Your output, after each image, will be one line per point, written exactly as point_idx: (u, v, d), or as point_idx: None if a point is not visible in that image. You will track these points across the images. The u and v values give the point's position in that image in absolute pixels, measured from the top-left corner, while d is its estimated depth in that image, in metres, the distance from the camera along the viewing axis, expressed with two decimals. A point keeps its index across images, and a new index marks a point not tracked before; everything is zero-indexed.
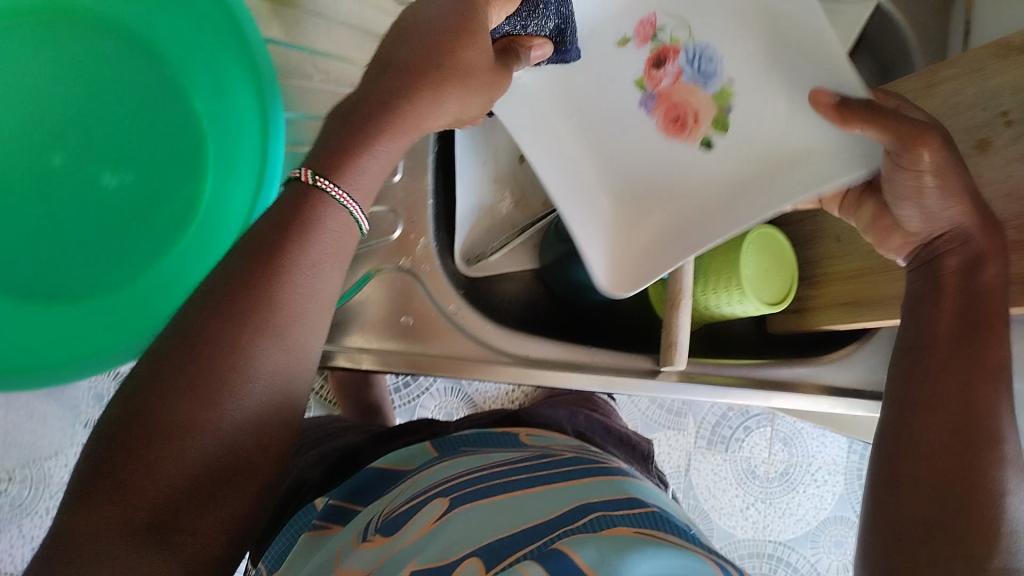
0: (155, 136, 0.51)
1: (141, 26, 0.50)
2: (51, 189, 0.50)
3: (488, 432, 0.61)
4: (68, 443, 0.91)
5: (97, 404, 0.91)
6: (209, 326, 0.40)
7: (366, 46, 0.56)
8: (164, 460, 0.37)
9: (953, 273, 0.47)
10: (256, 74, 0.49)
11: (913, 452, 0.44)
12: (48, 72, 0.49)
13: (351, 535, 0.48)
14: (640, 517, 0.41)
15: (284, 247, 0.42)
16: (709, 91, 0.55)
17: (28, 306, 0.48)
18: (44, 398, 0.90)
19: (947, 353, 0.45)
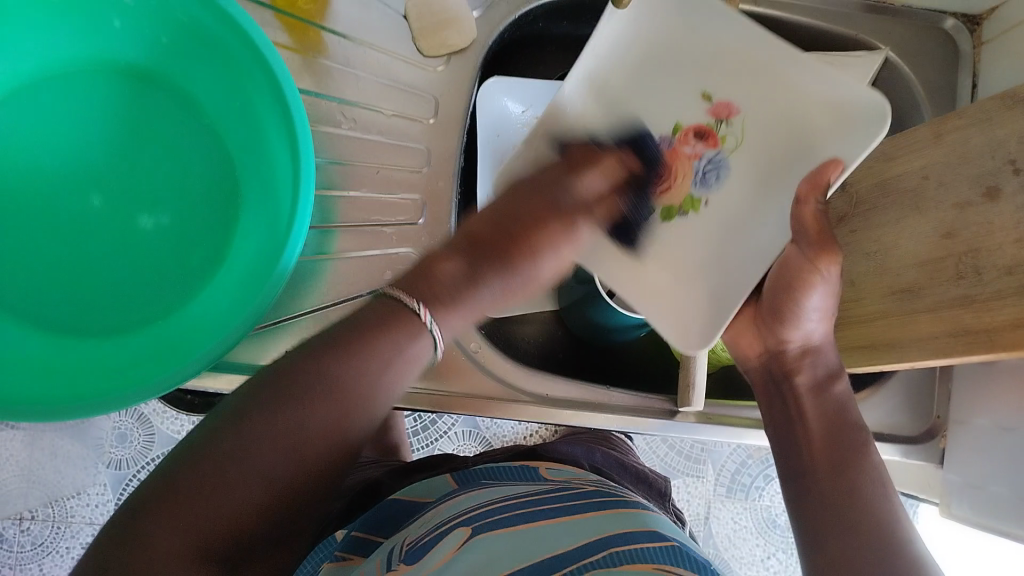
0: (189, 181, 0.54)
1: (184, 81, 0.54)
2: (90, 229, 0.52)
3: (507, 466, 0.62)
4: (90, 482, 0.92)
5: (121, 444, 0.92)
6: (262, 390, 0.41)
7: (393, 95, 0.59)
8: (223, 514, 0.39)
9: (807, 394, 0.52)
10: (286, 118, 0.50)
11: (817, 550, 0.46)
12: (96, 118, 0.53)
13: (374, 561, 0.49)
14: (662, 550, 0.42)
15: (357, 352, 0.42)
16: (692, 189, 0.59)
17: (63, 339, 0.50)
18: (68, 437, 0.92)
19: (835, 455, 0.49)
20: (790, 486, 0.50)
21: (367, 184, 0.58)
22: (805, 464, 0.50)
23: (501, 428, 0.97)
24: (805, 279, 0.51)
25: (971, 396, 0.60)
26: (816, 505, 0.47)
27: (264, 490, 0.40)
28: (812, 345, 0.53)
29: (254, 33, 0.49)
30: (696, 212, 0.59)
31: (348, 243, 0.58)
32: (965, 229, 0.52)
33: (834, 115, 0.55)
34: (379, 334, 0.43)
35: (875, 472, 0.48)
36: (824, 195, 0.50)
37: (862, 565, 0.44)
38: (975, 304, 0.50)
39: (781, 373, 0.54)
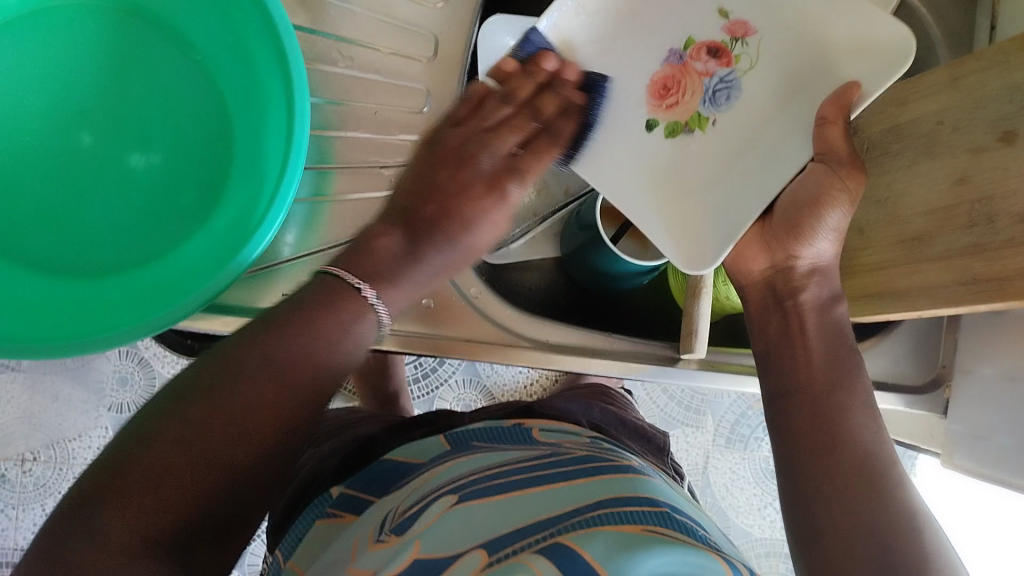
0: (182, 119, 0.52)
1: (173, 12, 0.52)
2: (81, 168, 0.51)
3: (500, 426, 0.61)
4: (92, 426, 0.92)
5: (122, 387, 0.92)
6: (199, 374, 0.40)
7: (391, 32, 0.57)
8: (164, 494, 0.36)
9: (810, 311, 0.50)
10: (280, 57, 0.49)
11: (793, 477, 0.46)
12: (83, 53, 0.51)
13: (367, 528, 0.49)
14: (652, 514, 0.41)
15: (292, 319, 0.42)
16: (699, 107, 0.58)
17: (55, 280, 0.49)
18: (69, 381, 0.92)
19: (823, 376, 0.48)
20: (774, 400, 0.49)
21: (366, 125, 0.57)
22: (789, 383, 0.49)
23: (502, 377, 0.97)
24: (830, 200, 0.49)
25: (975, 348, 0.60)
26: (789, 427, 0.47)
27: (203, 470, 0.37)
28: (823, 266, 0.51)
29: None
30: (701, 131, 0.58)
31: (346, 185, 0.56)
32: (979, 174, 0.51)
33: (858, 47, 0.52)
34: (318, 313, 0.42)
35: (861, 398, 0.47)
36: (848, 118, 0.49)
37: (825, 489, 0.44)
38: (987, 252, 0.49)
39: (783, 292, 0.51)
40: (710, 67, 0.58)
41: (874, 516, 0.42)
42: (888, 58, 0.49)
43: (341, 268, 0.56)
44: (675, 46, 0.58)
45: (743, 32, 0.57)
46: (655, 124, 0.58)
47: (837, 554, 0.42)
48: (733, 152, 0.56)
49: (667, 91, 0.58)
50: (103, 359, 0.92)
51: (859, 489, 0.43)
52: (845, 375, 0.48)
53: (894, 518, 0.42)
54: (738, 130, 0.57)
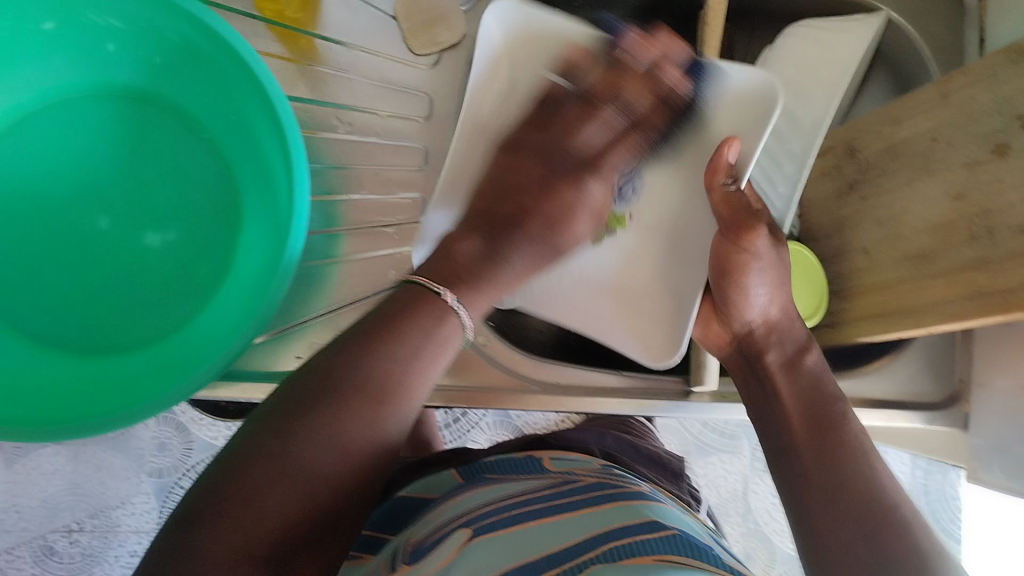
0: (192, 195, 0.54)
1: (179, 96, 0.55)
2: (100, 250, 0.53)
3: (512, 457, 0.62)
4: (133, 492, 0.94)
5: (160, 453, 0.95)
6: (315, 378, 0.41)
7: (388, 95, 0.59)
8: (275, 517, 0.37)
9: (779, 371, 0.55)
10: (273, 113, 0.49)
11: (799, 509, 0.48)
12: (95, 142, 0.54)
13: (377, 563, 0.50)
14: (663, 541, 0.42)
15: (396, 318, 0.44)
16: (614, 208, 0.61)
17: (84, 358, 0.51)
18: (110, 450, 0.94)
19: (804, 430, 0.51)
20: (774, 457, 0.52)
21: (369, 186, 0.58)
22: (786, 438, 0.52)
23: (533, 416, 0.97)
24: (736, 260, 0.54)
25: (993, 359, 0.59)
26: (789, 472, 0.50)
27: (308, 487, 0.38)
28: (775, 321, 0.56)
29: (237, 43, 0.49)
30: (624, 228, 0.61)
31: (357, 245, 0.58)
32: (976, 189, 0.51)
33: (730, 107, 0.55)
34: (404, 322, 0.44)
35: (853, 438, 0.50)
36: (727, 174, 0.53)
37: (832, 516, 0.46)
38: (990, 265, 0.49)
39: (754, 358, 0.57)
40: None
41: (881, 533, 0.44)
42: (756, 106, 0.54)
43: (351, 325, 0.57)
44: None
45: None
46: (588, 236, 0.61)
47: (850, 560, 0.43)
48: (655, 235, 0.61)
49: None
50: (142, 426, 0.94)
51: (876, 509, 0.45)
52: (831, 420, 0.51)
53: (899, 526, 0.44)
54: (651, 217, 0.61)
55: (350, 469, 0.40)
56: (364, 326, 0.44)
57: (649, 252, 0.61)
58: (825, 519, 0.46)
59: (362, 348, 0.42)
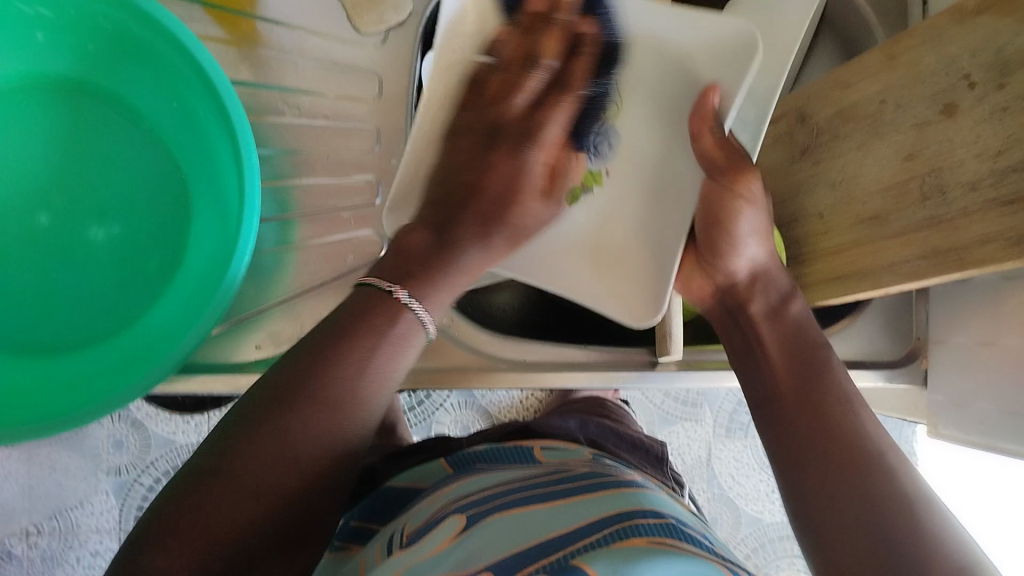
0: (136, 188, 0.52)
1: (115, 83, 0.52)
2: (45, 249, 0.51)
3: (498, 447, 0.62)
4: (92, 492, 0.91)
5: (117, 450, 0.92)
6: (282, 388, 0.41)
7: (336, 77, 0.57)
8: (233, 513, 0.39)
9: (762, 321, 0.53)
10: (218, 104, 0.48)
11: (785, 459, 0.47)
12: (30, 135, 0.51)
13: (375, 548, 0.49)
14: (655, 526, 0.42)
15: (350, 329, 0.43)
16: (589, 164, 0.58)
17: (32, 360, 0.49)
18: (65, 450, 0.91)
19: (796, 385, 0.49)
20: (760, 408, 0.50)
21: (322, 170, 0.57)
22: (768, 388, 0.50)
23: (496, 395, 0.97)
24: (729, 206, 0.52)
25: (949, 315, 0.60)
26: (776, 425, 0.48)
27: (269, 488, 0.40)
28: (759, 267, 0.54)
29: (170, 23, 0.48)
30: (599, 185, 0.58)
31: (311, 232, 0.56)
32: (926, 149, 0.52)
33: (711, 52, 0.52)
34: (362, 327, 0.43)
35: (840, 388, 0.48)
36: (715, 121, 0.51)
37: (825, 463, 0.44)
38: (943, 224, 0.50)
39: (733, 306, 0.55)
40: None
41: (871, 484, 0.42)
42: (733, 54, 0.51)
43: (310, 314, 0.56)
44: None
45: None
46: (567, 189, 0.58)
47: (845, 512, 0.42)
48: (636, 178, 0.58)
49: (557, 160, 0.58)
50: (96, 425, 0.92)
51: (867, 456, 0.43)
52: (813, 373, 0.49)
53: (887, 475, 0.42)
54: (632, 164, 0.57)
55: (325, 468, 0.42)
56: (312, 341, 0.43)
57: (630, 203, 0.58)
58: (816, 471, 0.44)
59: (307, 366, 0.42)
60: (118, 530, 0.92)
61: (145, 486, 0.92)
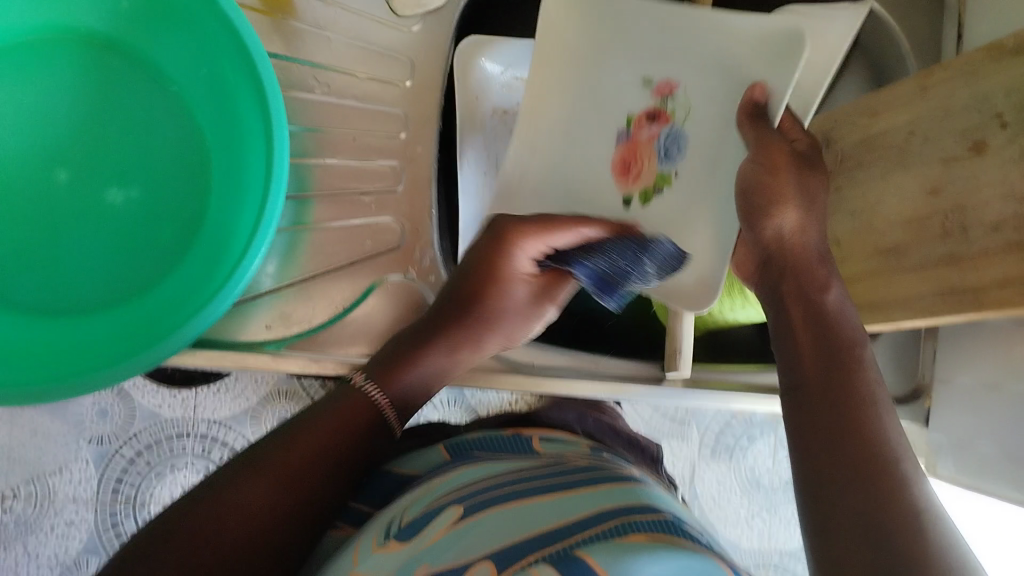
0: (158, 153, 0.52)
1: (146, 44, 0.52)
2: (61, 206, 0.50)
3: (497, 437, 0.61)
4: (72, 459, 0.90)
5: (101, 419, 0.90)
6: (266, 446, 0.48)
7: (368, 58, 0.57)
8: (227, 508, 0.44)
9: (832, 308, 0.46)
10: (257, 83, 0.48)
11: (803, 434, 0.39)
12: (56, 90, 0.51)
13: (371, 535, 0.49)
14: (654, 521, 0.41)
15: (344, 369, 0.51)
16: (659, 167, 0.60)
17: (37, 319, 0.49)
18: (47, 415, 0.90)
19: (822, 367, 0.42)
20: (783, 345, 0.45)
21: (346, 151, 0.56)
22: (798, 374, 0.42)
23: (486, 395, 0.96)
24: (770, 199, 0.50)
25: (957, 354, 0.60)
26: (799, 414, 0.40)
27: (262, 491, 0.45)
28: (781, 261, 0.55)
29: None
30: (669, 186, 0.60)
31: (328, 212, 0.56)
32: (951, 185, 0.52)
33: (763, 50, 0.54)
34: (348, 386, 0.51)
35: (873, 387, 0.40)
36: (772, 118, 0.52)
37: (844, 450, 0.37)
38: (963, 261, 0.50)
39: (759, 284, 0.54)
40: (656, 132, 0.60)
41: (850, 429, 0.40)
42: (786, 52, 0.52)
43: (323, 294, 0.55)
44: (619, 126, 0.61)
45: (669, 90, 0.59)
46: (631, 199, 0.60)
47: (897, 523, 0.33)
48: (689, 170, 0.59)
49: (627, 167, 0.61)
50: None
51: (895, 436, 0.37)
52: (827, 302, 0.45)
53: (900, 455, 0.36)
54: (694, 163, 0.59)
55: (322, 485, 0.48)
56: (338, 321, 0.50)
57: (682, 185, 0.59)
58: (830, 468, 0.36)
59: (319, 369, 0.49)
60: (95, 500, 0.90)
61: (126, 458, 0.90)
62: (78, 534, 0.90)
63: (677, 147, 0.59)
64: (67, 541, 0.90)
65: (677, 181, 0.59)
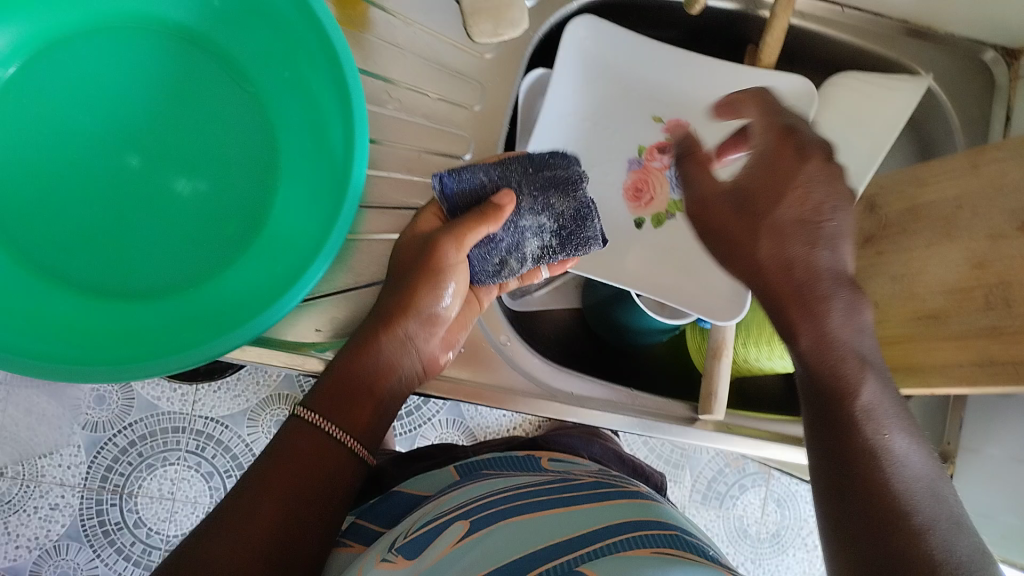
0: (227, 148, 0.52)
1: (228, 42, 0.53)
2: (129, 191, 0.51)
3: (510, 457, 0.62)
4: (64, 442, 0.85)
5: (98, 405, 0.85)
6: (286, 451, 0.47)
7: (439, 78, 0.58)
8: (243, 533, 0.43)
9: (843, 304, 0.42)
10: (341, 85, 0.48)
11: (834, 490, 0.38)
12: (133, 77, 0.52)
13: (377, 550, 0.48)
14: (661, 536, 0.42)
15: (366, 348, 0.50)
16: (671, 195, 0.63)
17: (96, 302, 0.49)
18: (45, 395, 0.85)
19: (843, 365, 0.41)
20: (823, 431, 0.40)
21: (414, 169, 0.57)
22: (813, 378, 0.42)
23: (485, 417, 0.94)
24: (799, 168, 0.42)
25: (984, 426, 0.61)
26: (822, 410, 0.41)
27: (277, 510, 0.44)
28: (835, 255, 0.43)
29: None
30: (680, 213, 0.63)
31: (384, 224, 0.57)
32: (996, 260, 0.53)
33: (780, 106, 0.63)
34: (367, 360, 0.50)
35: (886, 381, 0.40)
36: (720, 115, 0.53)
37: (871, 515, 0.36)
38: (1006, 336, 0.51)
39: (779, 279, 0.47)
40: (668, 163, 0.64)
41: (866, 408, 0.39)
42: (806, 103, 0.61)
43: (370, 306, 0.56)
44: (631, 155, 0.64)
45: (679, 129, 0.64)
46: (643, 222, 0.63)
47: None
48: None
49: (640, 192, 0.63)
50: None
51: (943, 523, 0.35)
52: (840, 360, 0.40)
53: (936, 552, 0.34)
54: None
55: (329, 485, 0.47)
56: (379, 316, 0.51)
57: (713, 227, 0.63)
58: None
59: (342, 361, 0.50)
60: (85, 487, 0.84)
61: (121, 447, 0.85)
62: (61, 520, 0.84)
63: (517, 167, 0.51)
64: (47, 527, 0.83)
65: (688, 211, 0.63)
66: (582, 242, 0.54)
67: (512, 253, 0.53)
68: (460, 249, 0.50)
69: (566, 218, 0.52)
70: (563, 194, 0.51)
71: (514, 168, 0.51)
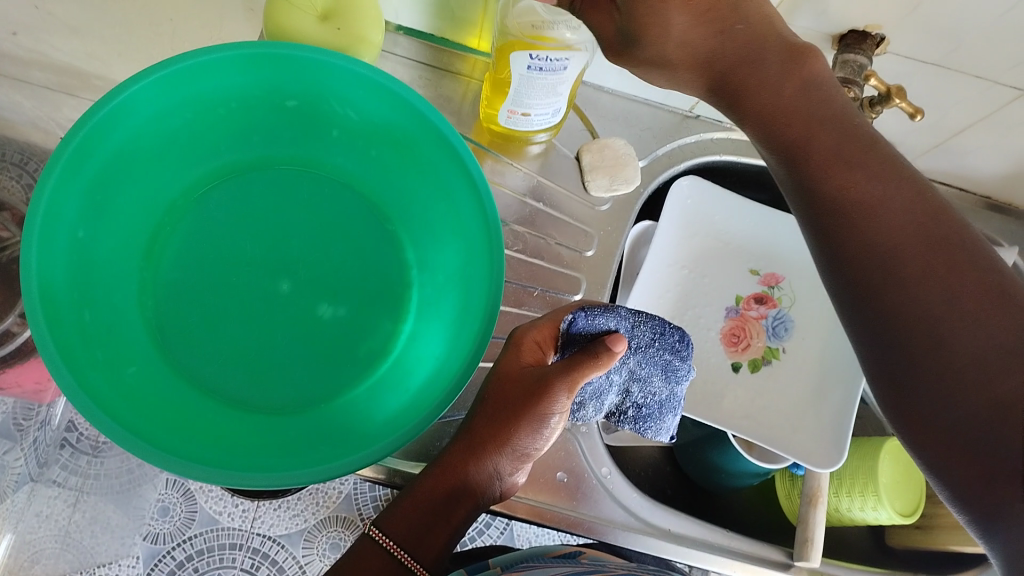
0: (368, 279, 0.60)
1: (380, 189, 0.61)
2: (278, 311, 0.58)
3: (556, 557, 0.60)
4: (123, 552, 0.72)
5: (161, 516, 0.73)
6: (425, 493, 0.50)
7: (556, 225, 0.65)
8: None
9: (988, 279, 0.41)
10: (480, 221, 0.53)
11: (964, 455, 0.39)
12: (293, 216, 0.60)
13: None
14: None
15: (499, 426, 0.50)
16: (768, 341, 0.69)
17: (239, 413, 0.54)
18: (112, 504, 0.72)
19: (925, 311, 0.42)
20: (840, 279, 0.47)
21: (527, 303, 0.62)
22: (904, 337, 0.43)
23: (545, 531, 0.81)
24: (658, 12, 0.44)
25: None
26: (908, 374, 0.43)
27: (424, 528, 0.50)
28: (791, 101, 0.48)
29: (446, 128, 0.52)
30: (777, 360, 0.68)
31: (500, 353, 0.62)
32: None
33: None
34: (498, 435, 0.50)
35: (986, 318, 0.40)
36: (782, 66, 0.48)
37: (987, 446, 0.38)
38: None
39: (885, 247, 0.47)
40: (762, 312, 0.69)
41: (996, 364, 0.39)
42: None
43: None
44: (729, 303, 0.69)
45: (774, 282, 0.70)
46: (741, 366, 0.68)
47: None
48: (826, 360, 0.68)
49: (737, 339, 0.69)
50: (150, 484, 0.73)
51: (1018, 344, 0.38)
52: (911, 215, 0.45)
53: None
54: (808, 348, 0.68)
55: (452, 521, 0.50)
56: (483, 416, 0.51)
57: (805, 376, 0.67)
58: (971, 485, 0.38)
59: (464, 445, 0.51)
60: None
61: (181, 567, 0.72)
62: None
63: (648, 329, 0.53)
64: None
65: (784, 357, 0.68)
66: (654, 429, 0.57)
67: (595, 401, 0.55)
68: (571, 393, 0.49)
69: (653, 399, 0.56)
70: (664, 377, 0.55)
71: (643, 328, 0.53)
